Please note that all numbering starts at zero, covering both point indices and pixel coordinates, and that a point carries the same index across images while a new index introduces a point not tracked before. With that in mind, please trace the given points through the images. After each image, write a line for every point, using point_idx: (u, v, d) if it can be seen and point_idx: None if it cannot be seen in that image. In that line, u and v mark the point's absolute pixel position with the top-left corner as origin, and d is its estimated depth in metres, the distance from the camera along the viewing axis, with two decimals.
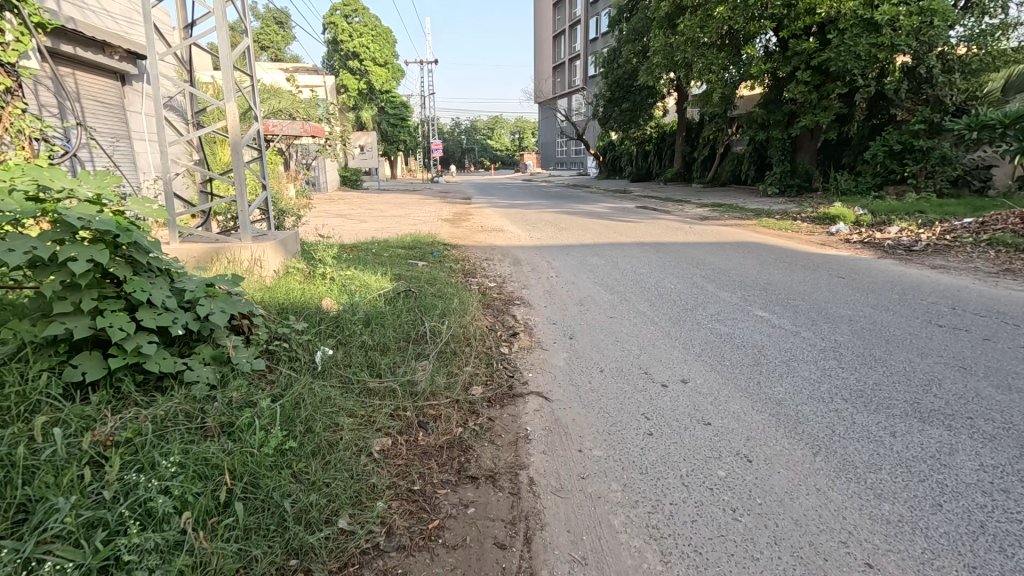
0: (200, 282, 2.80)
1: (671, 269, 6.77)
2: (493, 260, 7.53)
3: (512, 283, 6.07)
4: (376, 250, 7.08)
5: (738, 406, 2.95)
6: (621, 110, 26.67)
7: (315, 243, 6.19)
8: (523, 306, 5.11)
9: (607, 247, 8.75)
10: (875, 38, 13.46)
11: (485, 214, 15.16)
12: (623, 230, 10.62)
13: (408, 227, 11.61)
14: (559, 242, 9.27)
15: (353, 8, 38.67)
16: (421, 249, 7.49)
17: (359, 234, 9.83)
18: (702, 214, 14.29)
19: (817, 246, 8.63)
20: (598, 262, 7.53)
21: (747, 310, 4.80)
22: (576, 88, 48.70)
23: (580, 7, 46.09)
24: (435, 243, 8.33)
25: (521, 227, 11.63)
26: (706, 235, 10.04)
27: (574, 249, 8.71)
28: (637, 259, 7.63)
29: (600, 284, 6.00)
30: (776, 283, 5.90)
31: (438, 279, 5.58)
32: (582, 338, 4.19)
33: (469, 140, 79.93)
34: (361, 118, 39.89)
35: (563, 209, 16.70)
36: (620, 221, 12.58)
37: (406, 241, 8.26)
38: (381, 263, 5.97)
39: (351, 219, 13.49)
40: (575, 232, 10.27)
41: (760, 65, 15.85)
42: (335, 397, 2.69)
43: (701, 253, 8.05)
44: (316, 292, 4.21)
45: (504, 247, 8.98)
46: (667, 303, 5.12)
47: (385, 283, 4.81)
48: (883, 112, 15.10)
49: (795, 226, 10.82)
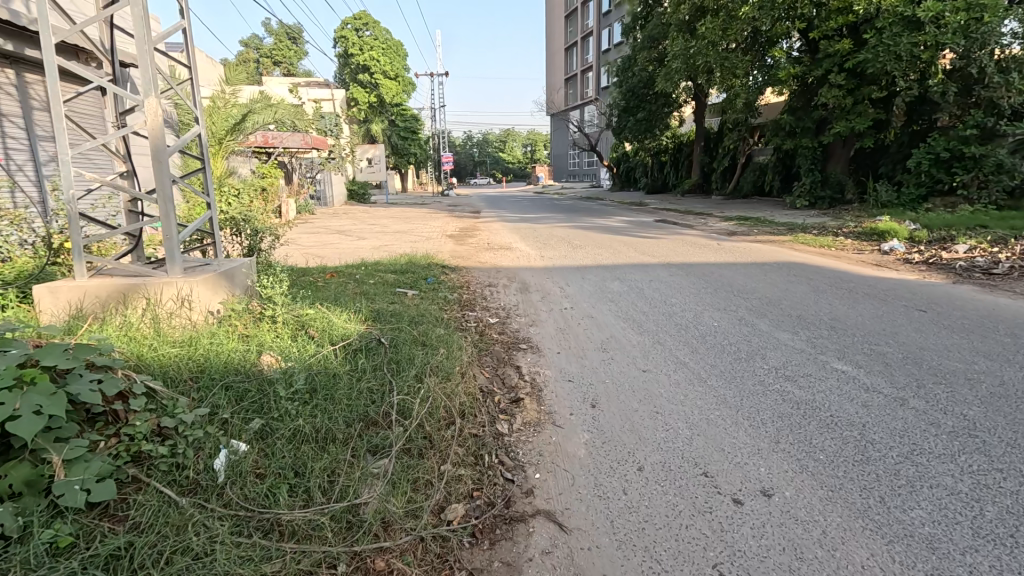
0: (17, 360, 1.81)
1: (709, 298, 5.66)
2: (497, 286, 6.48)
3: (517, 318, 5.02)
4: (359, 277, 6.09)
5: (866, 556, 1.86)
6: (637, 120, 25.69)
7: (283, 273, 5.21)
8: (528, 352, 4.05)
9: (629, 268, 7.68)
10: (917, 37, 12.38)
11: (494, 229, 14.19)
12: (645, 247, 9.53)
13: (408, 245, 10.62)
14: (574, 262, 8.22)
15: (363, 22, 38.58)
16: (414, 274, 6.49)
17: (351, 253, 8.90)
18: (729, 229, 13.15)
19: (872, 268, 7.47)
20: (620, 287, 6.45)
21: (821, 361, 3.68)
22: (589, 100, 47.94)
23: (593, 18, 45.48)
24: (432, 265, 7.33)
25: (531, 244, 10.60)
26: (740, 254, 8.92)
27: (591, 271, 7.64)
28: (666, 284, 6.54)
29: (625, 319, 4.92)
30: (844, 319, 4.78)
31: (425, 316, 4.57)
32: (606, 406, 3.12)
33: (481, 153, 79.72)
34: (371, 130, 39.42)
35: (578, 222, 15.66)
36: (640, 237, 11.49)
37: (399, 264, 7.26)
38: (359, 296, 4.99)
39: (348, 236, 12.57)
40: (592, 251, 9.20)
41: (788, 68, 14.79)
42: (214, 560, 1.66)
43: (739, 276, 6.93)
44: (255, 345, 3.20)
45: (511, 268, 7.95)
46: (713, 349, 4.02)
47: (354, 326, 3.80)
48: (924, 117, 13.93)
49: (838, 242, 9.67)
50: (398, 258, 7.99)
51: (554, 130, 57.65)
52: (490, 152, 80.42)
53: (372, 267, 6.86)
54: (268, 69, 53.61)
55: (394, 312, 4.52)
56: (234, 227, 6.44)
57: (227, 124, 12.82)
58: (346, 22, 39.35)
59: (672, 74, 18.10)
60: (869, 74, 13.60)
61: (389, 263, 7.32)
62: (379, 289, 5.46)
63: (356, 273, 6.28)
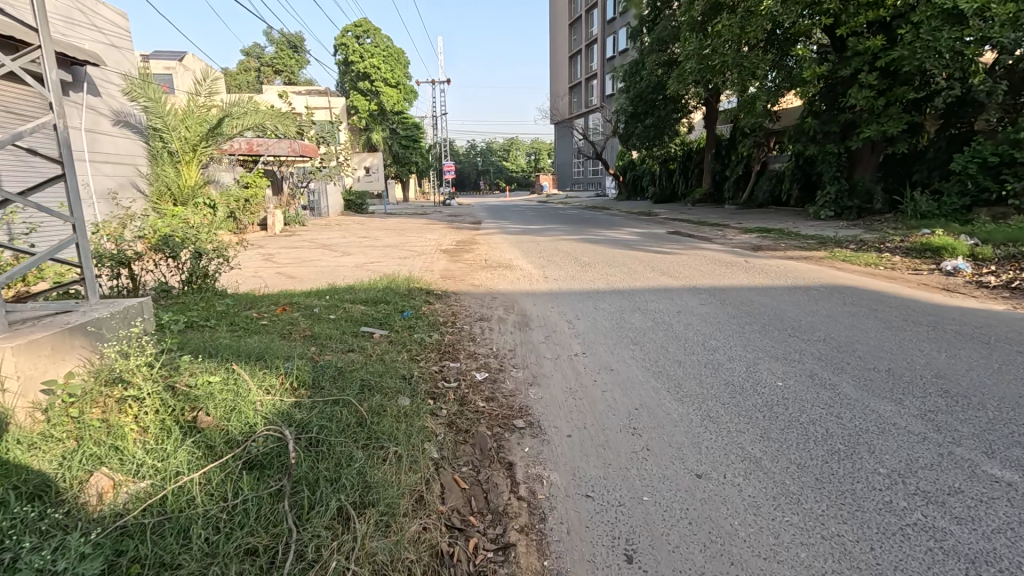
0: None
1: (759, 339, 4.43)
2: (490, 319, 5.29)
3: (512, 370, 3.83)
4: (318, 310, 4.93)
5: None
6: (645, 126, 24.57)
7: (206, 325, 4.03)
8: (525, 437, 2.86)
9: (648, 293, 6.49)
10: (959, 31, 11.21)
11: (493, 242, 13.00)
12: (664, 266, 8.30)
13: (395, 263, 9.48)
14: (582, 285, 7.03)
15: (365, 29, 37.94)
16: (389, 305, 5.32)
17: (325, 277, 7.72)
18: (752, 242, 11.92)
19: (942, 293, 6.23)
20: (642, 319, 5.24)
21: (967, 463, 2.45)
22: (594, 108, 47.09)
23: (597, 25, 44.73)
24: (415, 291, 6.15)
25: (533, 261, 9.43)
26: (774, 274, 7.70)
27: (605, 296, 6.44)
28: (698, 315, 5.32)
29: (657, 375, 3.68)
30: (955, 376, 3.53)
31: (385, 373, 3.39)
32: (650, 562, 1.91)
33: (485, 162, 78.96)
34: (371, 139, 38.59)
35: (584, 235, 14.51)
36: (656, 253, 10.28)
37: (375, 289, 6.12)
38: (305, 346, 3.83)
39: (332, 252, 11.41)
40: (602, 270, 8.02)
41: (813, 68, 13.53)
42: None
43: (786, 305, 5.69)
44: (81, 463, 2.04)
45: (508, 292, 6.77)
46: (790, 432, 2.81)
47: (270, 405, 2.64)
48: (964, 119, 12.73)
49: (885, 261, 8.44)
50: (377, 282, 6.85)
51: (558, 138, 56.79)
52: (494, 161, 79.66)
53: (340, 295, 5.73)
54: (269, 78, 53.17)
55: (343, 369, 3.35)
56: (167, 249, 5.30)
57: (203, 129, 11.84)
58: (346, 29, 38.69)
59: (685, 75, 16.93)
60: (904, 73, 12.42)
61: (363, 289, 6.18)
62: (335, 331, 4.30)
63: (316, 305, 5.12)
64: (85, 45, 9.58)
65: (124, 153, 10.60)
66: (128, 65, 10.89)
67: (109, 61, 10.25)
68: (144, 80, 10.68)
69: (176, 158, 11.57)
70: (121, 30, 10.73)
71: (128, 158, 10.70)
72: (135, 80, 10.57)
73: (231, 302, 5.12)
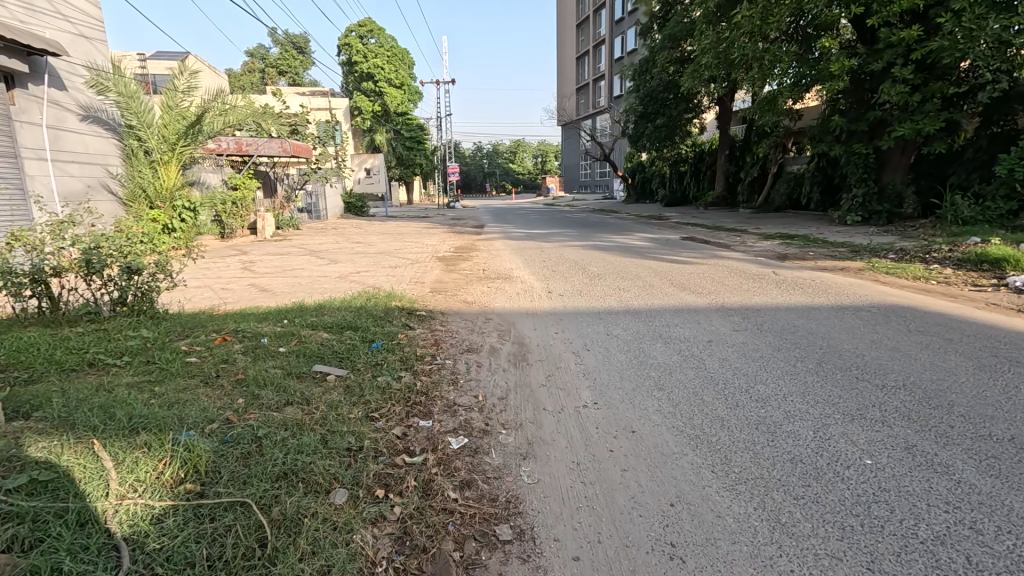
0: None
1: (817, 383, 3.47)
2: (479, 349, 4.34)
3: (500, 432, 2.89)
4: (269, 338, 4.05)
5: None
6: (655, 127, 23.59)
7: (109, 375, 3.13)
8: (511, 561, 1.93)
9: (669, 313, 5.53)
10: (1007, 19, 10.15)
11: (494, 249, 12.10)
12: (684, 280, 7.33)
13: (383, 274, 8.60)
14: (590, 303, 6.08)
15: (369, 29, 37.31)
16: (359, 331, 4.42)
17: (299, 293, 6.85)
18: (776, 250, 10.92)
19: (1019, 317, 5.25)
20: (665, 351, 4.27)
21: None
22: (601, 110, 46.20)
23: (605, 26, 43.95)
24: (394, 311, 5.24)
25: (536, 271, 8.52)
26: (811, 290, 6.70)
27: (617, 317, 5.48)
28: (734, 346, 4.34)
29: (694, 445, 2.74)
30: None
31: (323, 446, 2.48)
32: None
33: (491, 164, 78.36)
34: (375, 141, 38.00)
35: (592, 241, 13.60)
36: (671, 262, 9.33)
37: (348, 309, 5.24)
38: (228, 397, 2.94)
39: (319, 259, 10.56)
40: (613, 285, 7.05)
41: (842, 61, 12.43)
42: None
43: (838, 332, 4.69)
44: None
45: (505, 311, 5.84)
46: (913, 563, 1.86)
47: (117, 523, 1.77)
48: (1008, 116, 11.67)
49: (935, 273, 7.45)
50: (354, 298, 5.96)
51: (565, 140, 55.97)
52: (500, 164, 79.06)
53: (303, 317, 4.84)
54: (274, 79, 52.83)
55: (266, 439, 2.46)
56: (87, 262, 4.33)
57: (181, 127, 11.05)
58: (350, 29, 38.04)
59: (701, 71, 15.91)
60: (942, 66, 11.37)
61: (334, 309, 5.29)
62: (277, 370, 3.42)
63: (269, 332, 4.24)
64: (46, 34, 8.77)
65: (91, 151, 9.80)
66: (99, 56, 10.09)
67: (75, 52, 9.45)
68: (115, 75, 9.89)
69: (153, 159, 10.77)
70: (92, 20, 9.90)
71: (96, 157, 9.90)
72: (105, 73, 9.74)
73: (166, 328, 4.23)
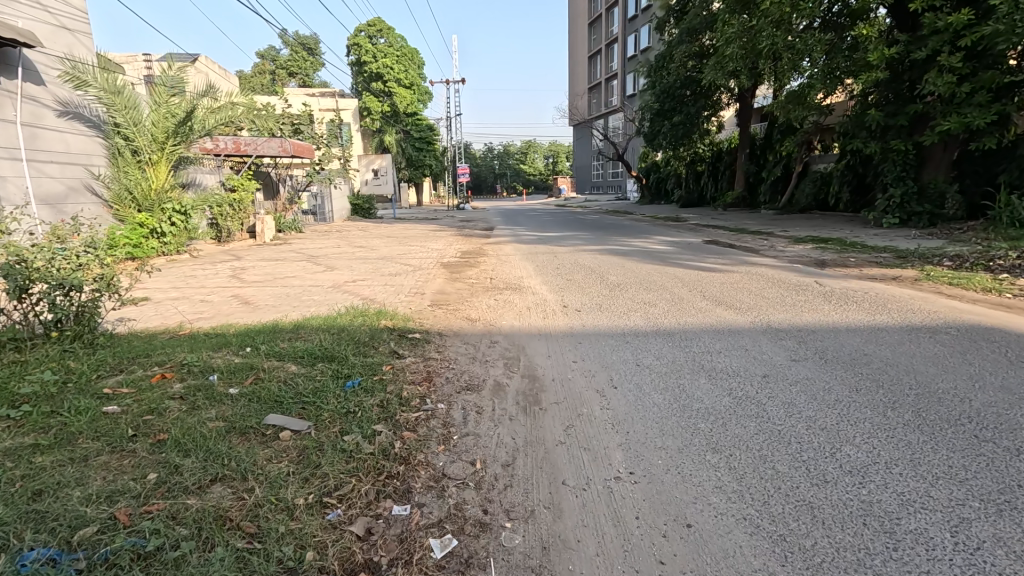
0: None
1: (928, 446, 2.62)
2: (480, 387, 3.52)
3: (502, 528, 2.08)
4: (221, 374, 3.27)
5: None
6: (672, 124, 22.59)
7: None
8: None
9: (707, 335, 4.65)
10: None
11: (504, 254, 11.33)
12: (718, 292, 6.48)
13: (381, 283, 7.83)
14: (612, 322, 5.22)
15: (379, 28, 36.84)
16: (336, 362, 3.63)
17: (283, 308, 6.12)
18: (812, 256, 10.00)
19: None
20: (712, 390, 3.43)
21: None
22: (614, 109, 45.26)
23: (618, 24, 42.99)
24: (381, 333, 4.44)
25: (548, 280, 7.69)
26: (867, 305, 5.79)
27: (646, 339, 4.63)
28: (798, 384, 3.48)
29: (781, 557, 1.91)
30: None
31: (241, 570, 1.69)
32: None
33: (502, 166, 77.87)
34: (384, 141, 37.28)
35: (608, 245, 12.72)
36: (698, 269, 8.48)
37: (330, 332, 4.45)
38: (134, 474, 2.16)
39: (316, 265, 9.88)
40: (636, 298, 6.19)
41: (882, 48, 11.41)
42: None
43: (924, 364, 3.80)
44: None
45: (512, 331, 5.00)
46: None
47: None
48: None
49: (1006, 284, 6.51)
50: (340, 316, 5.17)
51: (577, 141, 55.12)
52: (511, 164, 78.48)
53: (274, 343, 4.06)
54: (284, 80, 52.53)
55: (156, 563, 1.69)
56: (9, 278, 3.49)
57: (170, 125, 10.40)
58: (359, 29, 37.56)
59: (724, 63, 14.93)
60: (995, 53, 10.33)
61: (313, 331, 4.51)
62: (215, 426, 2.64)
63: (224, 364, 3.46)
64: (19, 24, 8.16)
65: (74, 150, 9.24)
66: (83, 49, 9.51)
67: (54, 44, 8.87)
68: (96, 69, 9.29)
69: (142, 159, 10.13)
70: (76, 11, 9.31)
71: (78, 157, 9.34)
72: (83, 66, 9.11)
73: (98, 359, 3.46)
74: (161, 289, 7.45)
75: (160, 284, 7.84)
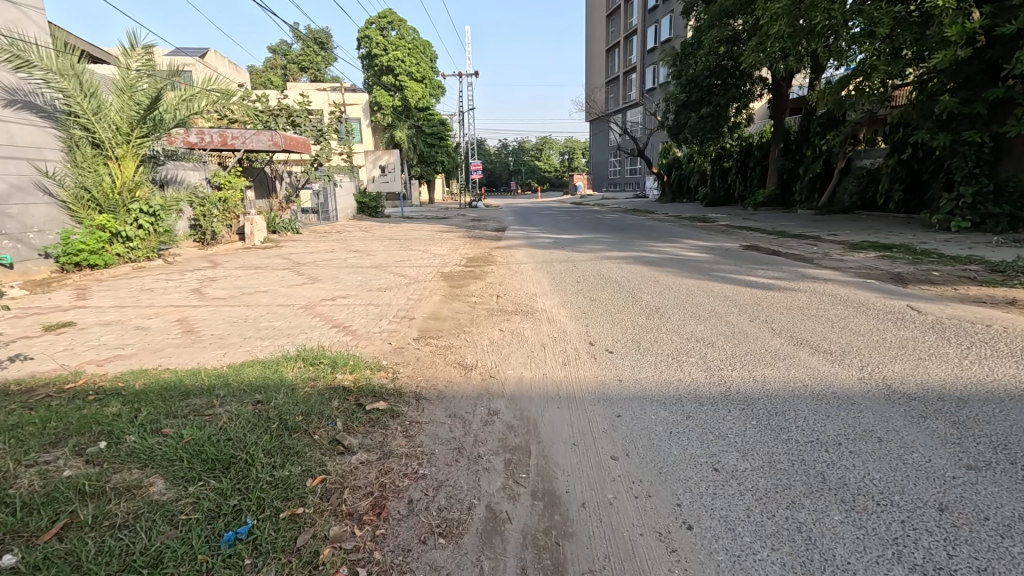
0: None
1: None
2: (460, 529, 2.08)
3: None
4: (8, 515, 1.90)
5: None
6: (700, 117, 20.86)
7: None
8: None
9: (805, 406, 3.17)
10: None
11: (516, 262, 9.91)
12: (790, 324, 4.99)
13: (363, 303, 6.45)
14: (659, 376, 3.74)
15: (390, 20, 35.64)
16: (230, 476, 2.22)
17: (227, 343, 4.79)
18: (881, 268, 8.40)
19: None
20: (865, 550, 1.94)
21: None
22: (633, 104, 43.54)
23: (637, 15, 41.22)
24: (328, 403, 3.04)
25: (567, 301, 6.24)
26: (1007, 348, 4.24)
27: (715, 411, 3.15)
28: (1016, 536, 1.98)
29: None
30: None
31: None
32: None
33: (517, 164, 76.73)
34: (395, 137, 35.88)
35: (634, 251, 11.17)
36: (751, 286, 6.95)
37: (257, 400, 3.05)
38: None
39: (297, 276, 8.56)
40: (683, 335, 4.70)
41: (963, 20, 9.70)
42: None
43: None
44: None
45: (518, 390, 3.54)
46: None
47: None
48: None
49: None
50: (287, 365, 3.77)
51: (594, 137, 53.45)
52: (526, 162, 77.27)
53: (156, 425, 2.66)
54: (296, 75, 51.59)
55: None
56: None
57: (133, 114, 9.08)
58: (371, 21, 36.33)
59: (769, 43, 13.21)
60: None
61: (234, 397, 3.11)
62: None
63: (31, 488, 2.08)
64: None
65: (19, 143, 7.92)
66: (34, 28, 8.34)
67: None
68: (39, 48, 8.09)
69: (103, 154, 8.88)
70: None
71: (25, 150, 8.00)
72: (25, 45, 7.88)
73: None
74: (99, 310, 6.17)
75: (103, 302, 6.58)
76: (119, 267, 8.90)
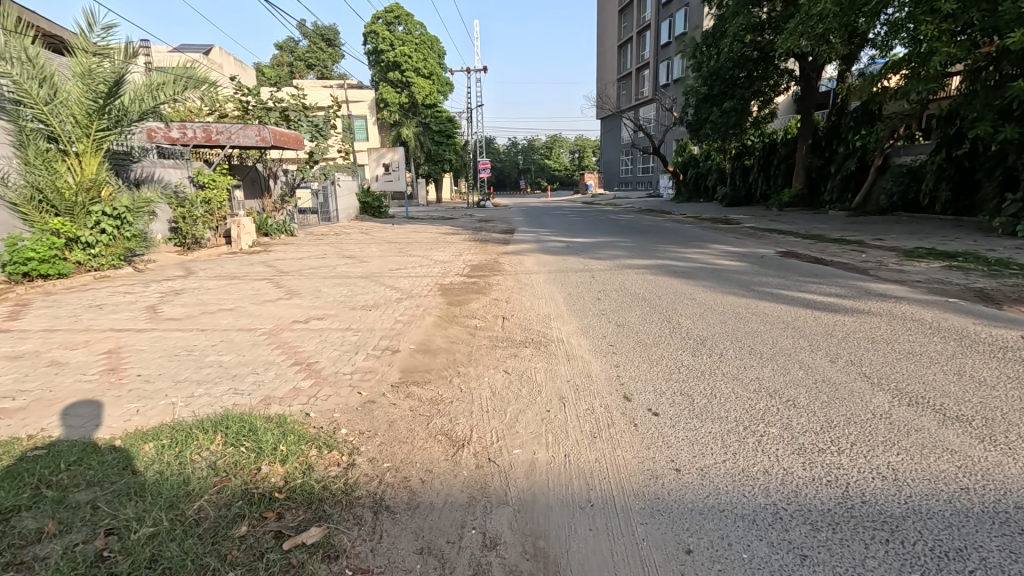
0: None
1: None
2: None
3: None
4: None
5: None
6: (722, 111, 19.49)
7: None
8: None
9: (988, 540, 1.99)
10: None
11: (525, 271, 8.74)
12: (888, 369, 3.78)
13: (340, 327, 5.31)
14: (735, 464, 2.57)
15: (397, 15, 34.61)
16: None
17: (148, 390, 3.66)
18: (955, 282, 7.15)
19: None
20: None
21: None
22: (646, 100, 42.25)
23: (651, 10, 39.86)
24: (222, 541, 1.90)
25: (588, 327, 5.08)
26: None
27: (844, 546, 1.99)
28: None
29: None
30: None
31: None
32: None
33: (526, 163, 75.67)
34: (401, 135, 34.72)
35: (658, 258, 9.95)
36: (810, 306, 5.72)
37: (114, 528, 1.93)
38: None
39: (274, 289, 7.44)
40: (749, 387, 3.49)
41: None
42: None
43: None
44: None
45: (529, 489, 2.39)
46: None
47: None
48: None
49: None
50: (199, 442, 2.64)
51: (605, 135, 52.20)
52: (536, 160, 76.14)
53: None
54: (302, 73, 50.65)
55: None
56: None
57: (91, 104, 8.02)
58: (377, 16, 35.26)
59: (810, 24, 11.84)
60: None
61: (83, 517, 2.01)
62: None
63: None
64: None
65: None
66: None
67: None
68: None
69: (59, 151, 7.88)
70: None
71: None
72: None
73: None
74: (22, 337, 5.09)
75: (33, 325, 5.51)
76: (77, 278, 7.84)
